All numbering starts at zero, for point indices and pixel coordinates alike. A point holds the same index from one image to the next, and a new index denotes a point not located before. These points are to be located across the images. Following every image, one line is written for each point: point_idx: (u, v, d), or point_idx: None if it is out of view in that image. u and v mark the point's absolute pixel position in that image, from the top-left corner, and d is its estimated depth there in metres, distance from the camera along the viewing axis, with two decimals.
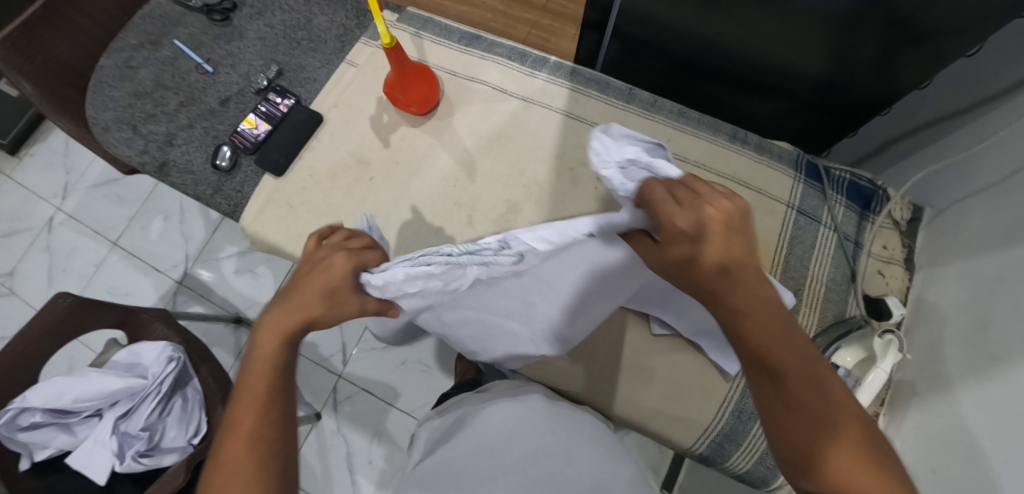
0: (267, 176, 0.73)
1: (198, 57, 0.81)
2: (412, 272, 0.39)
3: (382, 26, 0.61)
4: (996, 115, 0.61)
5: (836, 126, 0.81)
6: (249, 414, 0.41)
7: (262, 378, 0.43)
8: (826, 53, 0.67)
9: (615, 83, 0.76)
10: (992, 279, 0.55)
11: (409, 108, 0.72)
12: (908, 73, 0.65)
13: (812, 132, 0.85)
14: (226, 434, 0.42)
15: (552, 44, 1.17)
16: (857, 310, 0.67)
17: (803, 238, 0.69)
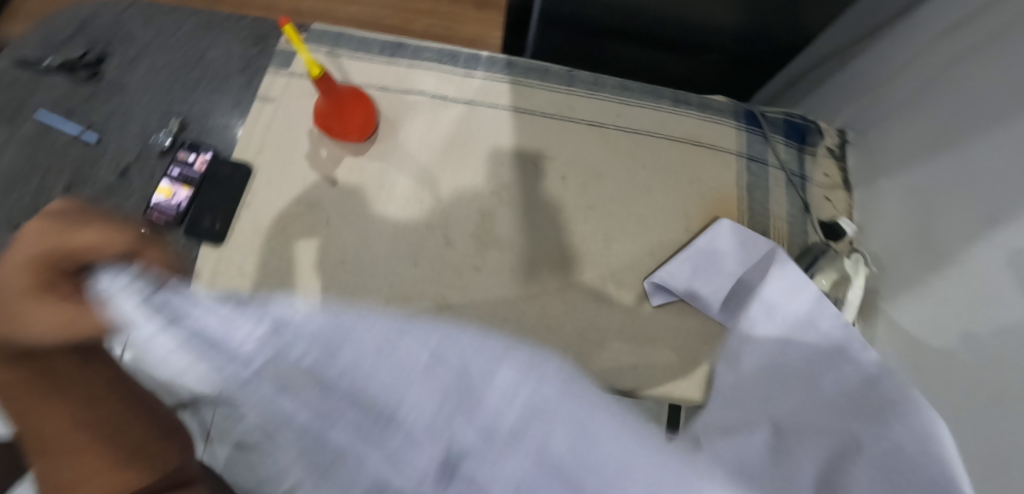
0: (206, 248, 0.64)
1: (73, 126, 0.68)
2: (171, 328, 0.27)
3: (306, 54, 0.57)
4: (896, 38, 0.68)
5: (756, 70, 0.86)
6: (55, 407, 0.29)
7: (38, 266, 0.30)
8: (745, 7, 0.70)
9: (554, 68, 0.74)
10: (924, 185, 0.62)
11: (349, 136, 0.67)
12: (814, 12, 0.71)
13: (735, 80, 0.90)
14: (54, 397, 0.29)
15: (452, 31, 1.30)
16: (817, 237, 0.72)
17: (759, 183, 0.74)
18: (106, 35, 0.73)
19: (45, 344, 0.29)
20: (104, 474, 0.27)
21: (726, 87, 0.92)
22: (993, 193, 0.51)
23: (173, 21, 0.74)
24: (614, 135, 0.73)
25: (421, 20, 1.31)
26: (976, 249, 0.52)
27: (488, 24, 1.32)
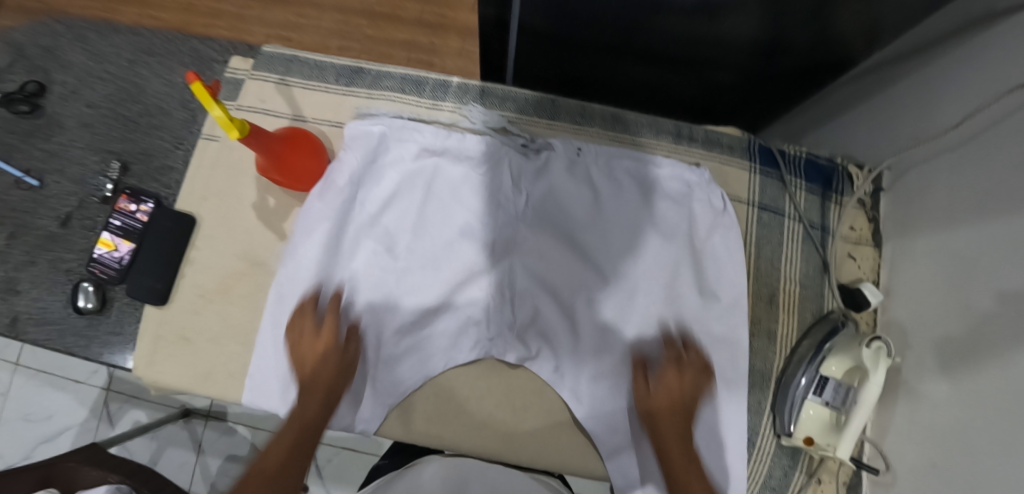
0: (149, 308, 0.59)
1: (13, 168, 0.64)
2: (405, 144, 0.60)
3: (219, 111, 0.46)
4: (945, 68, 0.54)
5: (780, 90, 0.73)
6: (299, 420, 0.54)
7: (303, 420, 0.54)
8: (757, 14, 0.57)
9: (534, 96, 0.64)
10: (960, 254, 0.51)
11: (296, 187, 0.59)
12: (843, 27, 0.58)
13: (756, 99, 0.75)
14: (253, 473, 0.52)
15: (448, 18, 1.18)
16: (835, 304, 0.62)
17: (769, 238, 0.63)
18: (44, 63, 0.68)
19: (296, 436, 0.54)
20: None
21: (744, 106, 0.78)
22: None
23: (111, 43, 0.68)
24: None
25: (414, 5, 1.18)
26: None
27: None
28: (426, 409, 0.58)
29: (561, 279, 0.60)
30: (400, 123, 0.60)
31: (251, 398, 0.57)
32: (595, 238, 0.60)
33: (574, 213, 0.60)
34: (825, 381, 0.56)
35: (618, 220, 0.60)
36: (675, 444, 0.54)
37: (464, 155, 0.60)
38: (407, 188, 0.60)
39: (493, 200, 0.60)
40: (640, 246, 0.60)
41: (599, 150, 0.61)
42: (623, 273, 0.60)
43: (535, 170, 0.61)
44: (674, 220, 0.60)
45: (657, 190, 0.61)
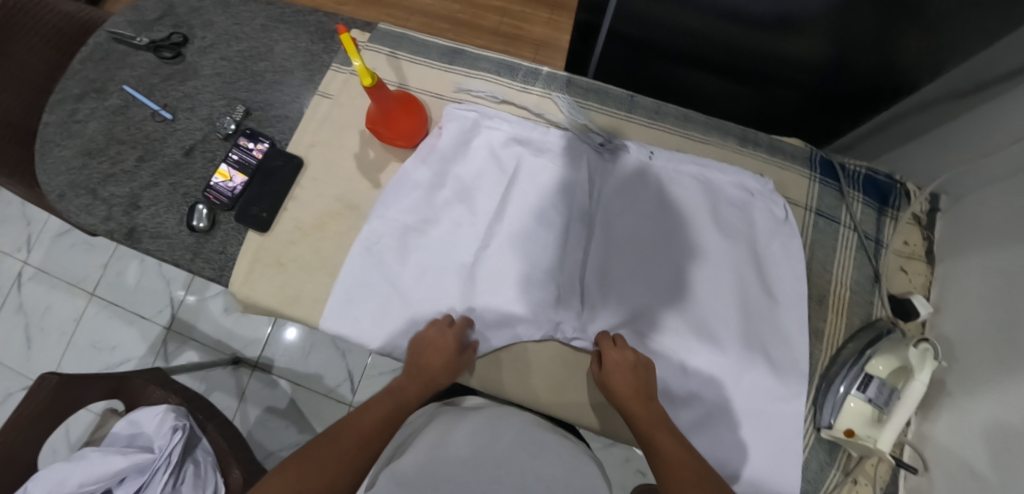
0: (251, 234, 0.67)
1: (152, 103, 0.74)
2: (495, 129, 0.66)
3: (359, 61, 0.55)
4: (1010, 100, 0.57)
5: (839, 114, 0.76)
6: (335, 457, 0.49)
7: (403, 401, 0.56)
8: (824, 31, 0.62)
9: (615, 91, 0.70)
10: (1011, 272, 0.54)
11: (395, 143, 0.67)
12: (906, 50, 0.61)
13: (818, 120, 0.79)
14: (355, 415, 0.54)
15: (524, 30, 1.27)
16: (883, 312, 0.65)
17: (824, 242, 0.66)
18: (189, 19, 0.78)
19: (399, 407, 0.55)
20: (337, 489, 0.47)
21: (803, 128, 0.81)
22: None
23: (248, 10, 0.78)
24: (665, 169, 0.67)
25: (494, 16, 1.28)
26: None
27: (560, 27, 1.28)
28: (484, 363, 0.63)
29: (621, 269, 0.62)
30: (493, 112, 0.67)
31: (327, 323, 0.63)
32: (660, 233, 0.63)
33: (644, 208, 0.64)
34: (869, 379, 0.59)
35: (686, 219, 0.64)
36: (662, 435, 0.52)
37: (548, 146, 0.66)
38: (493, 169, 0.66)
39: (569, 191, 0.65)
40: (706, 250, 0.63)
41: (671, 155, 0.66)
42: (687, 273, 0.62)
43: (607, 170, 0.66)
44: (741, 228, 0.64)
45: (721, 196, 0.65)
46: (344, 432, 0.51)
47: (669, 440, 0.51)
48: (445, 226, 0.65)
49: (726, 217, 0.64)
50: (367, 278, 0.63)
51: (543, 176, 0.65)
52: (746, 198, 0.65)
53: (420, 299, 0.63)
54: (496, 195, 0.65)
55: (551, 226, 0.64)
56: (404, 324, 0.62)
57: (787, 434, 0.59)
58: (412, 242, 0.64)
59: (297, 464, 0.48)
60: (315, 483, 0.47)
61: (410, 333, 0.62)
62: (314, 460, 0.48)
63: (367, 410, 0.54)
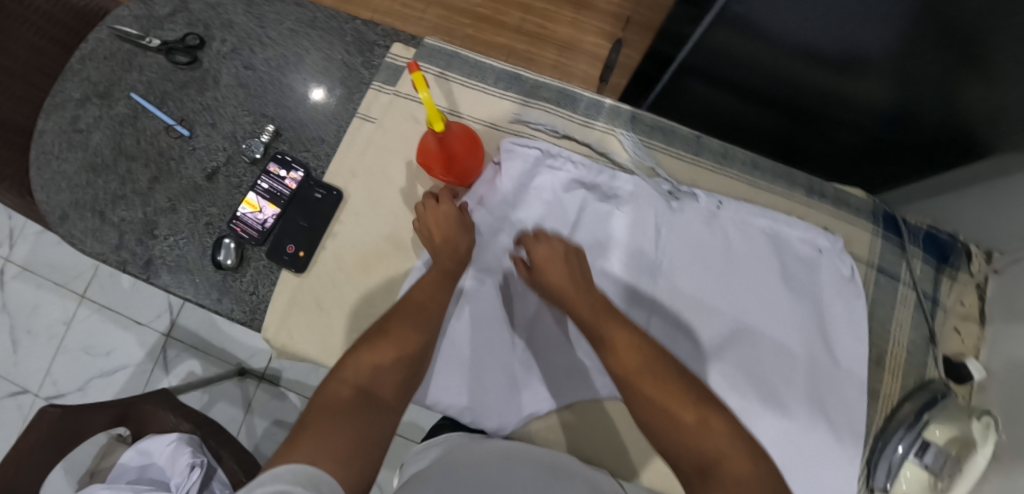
0: (287, 273, 0.61)
1: (166, 116, 0.66)
2: (559, 173, 0.63)
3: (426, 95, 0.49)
4: None
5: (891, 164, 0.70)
6: (397, 350, 0.51)
7: (419, 330, 0.53)
8: (886, 79, 0.56)
9: (682, 130, 0.66)
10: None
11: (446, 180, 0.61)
12: (972, 113, 0.54)
13: (869, 164, 0.73)
14: (373, 341, 0.51)
15: (549, 29, 1.19)
16: (936, 372, 0.65)
17: (883, 300, 0.66)
18: (206, 18, 0.69)
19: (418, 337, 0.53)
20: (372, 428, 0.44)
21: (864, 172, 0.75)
22: None
23: (274, 12, 0.70)
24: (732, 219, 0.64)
25: (518, 12, 1.19)
26: None
27: (586, 28, 1.19)
28: (539, 424, 0.59)
29: (687, 328, 0.60)
30: (557, 151, 0.63)
31: None
32: (727, 290, 0.62)
33: (713, 264, 0.62)
34: (926, 446, 0.58)
35: (753, 277, 0.62)
36: (646, 371, 0.47)
37: (614, 192, 0.63)
38: (556, 216, 0.62)
39: (636, 241, 0.62)
40: (774, 311, 0.61)
41: (739, 206, 0.63)
42: (752, 334, 0.61)
43: (674, 221, 0.63)
44: (807, 289, 0.62)
45: (789, 251, 0.63)
46: (395, 328, 0.52)
47: (624, 335, 0.50)
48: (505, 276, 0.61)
49: (794, 274, 0.63)
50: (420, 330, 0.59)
51: (607, 226, 0.62)
52: (813, 257, 0.63)
53: (476, 353, 0.59)
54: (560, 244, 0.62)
55: (618, 280, 0.61)
56: (460, 380, 0.59)
57: None
58: (470, 291, 0.61)
59: (371, 352, 0.50)
60: (393, 370, 0.49)
61: (466, 391, 0.58)
62: (385, 351, 0.50)
63: (383, 338, 0.51)
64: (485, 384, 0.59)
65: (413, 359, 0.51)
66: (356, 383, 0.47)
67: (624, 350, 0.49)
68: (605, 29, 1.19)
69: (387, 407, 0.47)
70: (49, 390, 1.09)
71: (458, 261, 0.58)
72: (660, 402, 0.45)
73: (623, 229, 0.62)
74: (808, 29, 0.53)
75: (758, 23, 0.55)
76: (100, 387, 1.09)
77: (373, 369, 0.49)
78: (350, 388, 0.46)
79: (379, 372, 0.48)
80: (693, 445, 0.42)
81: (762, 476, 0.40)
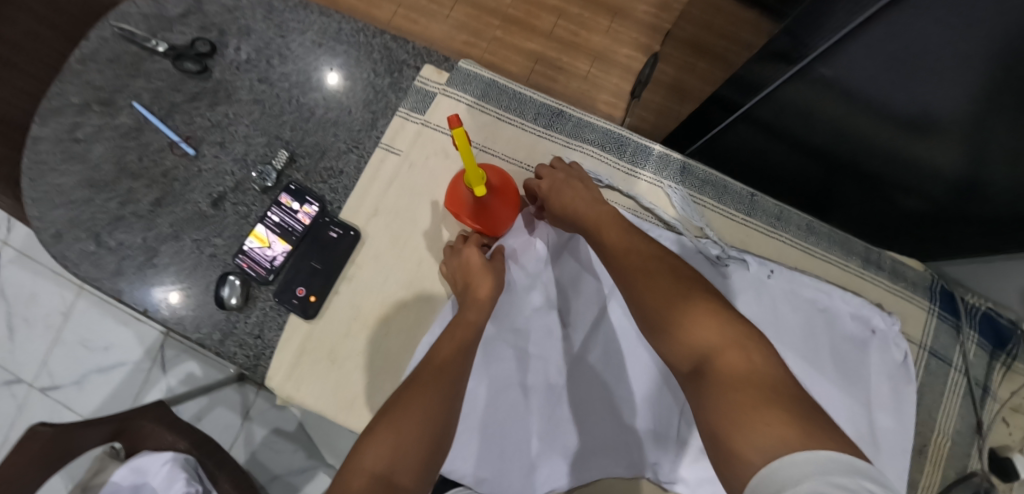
0: (296, 318, 0.56)
1: (171, 131, 0.60)
2: None
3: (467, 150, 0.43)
4: None
5: (949, 239, 0.63)
6: (420, 421, 0.43)
7: (442, 397, 0.45)
8: (960, 143, 0.48)
9: (736, 186, 0.60)
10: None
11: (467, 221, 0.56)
12: None
13: (923, 236, 0.65)
14: (390, 416, 0.43)
15: (582, 37, 1.11)
16: (980, 464, 0.60)
17: (932, 385, 0.61)
18: (220, 22, 0.62)
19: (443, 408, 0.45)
20: None
21: (925, 244, 0.66)
22: None
23: (295, 20, 0.63)
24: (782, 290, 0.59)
25: (551, 17, 1.12)
26: None
27: (623, 39, 1.11)
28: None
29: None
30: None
31: None
32: None
33: None
34: None
35: (799, 355, 0.58)
36: (671, 296, 0.42)
37: None
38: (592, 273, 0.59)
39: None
40: (817, 393, 0.58)
41: (791, 276, 0.59)
42: None
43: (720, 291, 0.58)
44: (853, 372, 0.59)
45: (838, 328, 0.59)
46: (414, 395, 0.45)
47: (615, 235, 0.50)
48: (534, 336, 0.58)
49: (842, 353, 0.59)
50: None
51: None
52: (864, 339, 0.59)
53: (495, 421, 0.55)
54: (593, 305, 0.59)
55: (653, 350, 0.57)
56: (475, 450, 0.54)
57: None
58: (494, 355, 0.57)
59: (389, 429, 0.42)
60: (415, 448, 0.41)
61: (482, 463, 0.54)
62: (405, 429, 0.42)
63: (401, 411, 0.43)
64: (503, 455, 0.54)
65: (433, 431, 0.43)
66: (373, 470, 0.39)
67: (648, 280, 0.44)
68: (640, 40, 1.11)
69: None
70: (41, 382, 1.05)
71: (484, 314, 0.53)
72: (687, 334, 0.40)
73: None
74: (882, 81, 0.45)
75: (839, 79, 0.47)
76: (94, 383, 1.05)
77: (387, 445, 0.41)
78: (366, 477, 0.39)
79: (400, 453, 0.40)
80: (675, 350, 0.40)
81: (768, 368, 0.36)
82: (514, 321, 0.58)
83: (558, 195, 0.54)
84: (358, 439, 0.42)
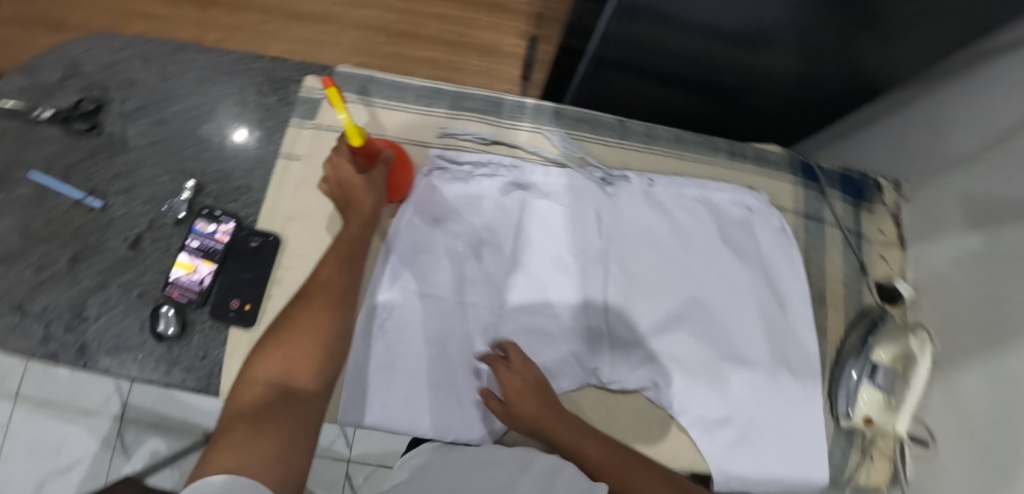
0: (236, 330, 0.58)
1: (75, 190, 0.62)
2: (494, 181, 0.63)
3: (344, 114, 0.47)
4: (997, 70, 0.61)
5: (811, 119, 0.78)
6: (308, 335, 0.49)
7: (332, 300, 0.52)
8: (784, 44, 0.61)
9: (605, 118, 0.68)
10: (988, 271, 0.62)
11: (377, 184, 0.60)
12: (864, 50, 0.61)
13: (790, 125, 0.80)
14: (285, 327, 0.50)
15: (468, 36, 1.20)
16: (871, 299, 0.70)
17: (815, 244, 0.71)
18: (102, 79, 0.65)
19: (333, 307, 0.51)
20: (287, 428, 0.43)
21: (783, 128, 0.81)
22: None
23: (177, 62, 0.67)
24: (668, 193, 0.66)
25: (434, 24, 1.20)
26: None
27: (505, 31, 1.21)
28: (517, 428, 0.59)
29: (646, 307, 0.63)
30: (488, 159, 0.64)
31: (348, 418, 0.57)
32: (679, 264, 0.64)
33: (659, 240, 0.65)
34: (876, 367, 0.63)
35: (698, 245, 0.65)
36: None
37: (550, 188, 0.64)
38: (499, 223, 0.63)
39: (581, 231, 0.64)
40: (721, 275, 0.65)
41: (670, 181, 0.67)
42: (705, 300, 0.64)
43: (613, 207, 0.65)
44: (747, 249, 0.66)
45: (723, 215, 0.67)
46: (298, 316, 0.50)
47: (567, 434, 0.54)
48: (457, 295, 0.61)
49: (732, 236, 0.66)
50: (375, 366, 0.58)
51: (551, 223, 0.64)
52: (747, 219, 0.67)
53: (445, 373, 0.59)
54: (505, 250, 0.63)
55: (571, 273, 0.63)
56: (438, 402, 0.58)
57: (812, 434, 0.64)
58: (428, 317, 0.60)
59: (279, 345, 0.48)
60: (309, 352, 0.48)
61: (444, 411, 0.58)
62: (297, 339, 0.48)
63: (293, 321, 0.49)
64: (459, 401, 0.59)
65: (328, 332, 0.50)
66: (268, 379, 0.47)
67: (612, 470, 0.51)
68: (521, 28, 1.21)
69: (311, 396, 0.46)
70: None
71: (367, 228, 0.57)
72: None
73: (566, 223, 0.64)
74: (705, 10, 0.56)
75: (656, 8, 0.56)
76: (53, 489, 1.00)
77: (281, 353, 0.48)
78: (263, 387, 0.46)
79: (291, 362, 0.47)
80: None
81: None
82: (436, 283, 0.61)
83: (521, 405, 0.55)
84: (252, 354, 0.49)
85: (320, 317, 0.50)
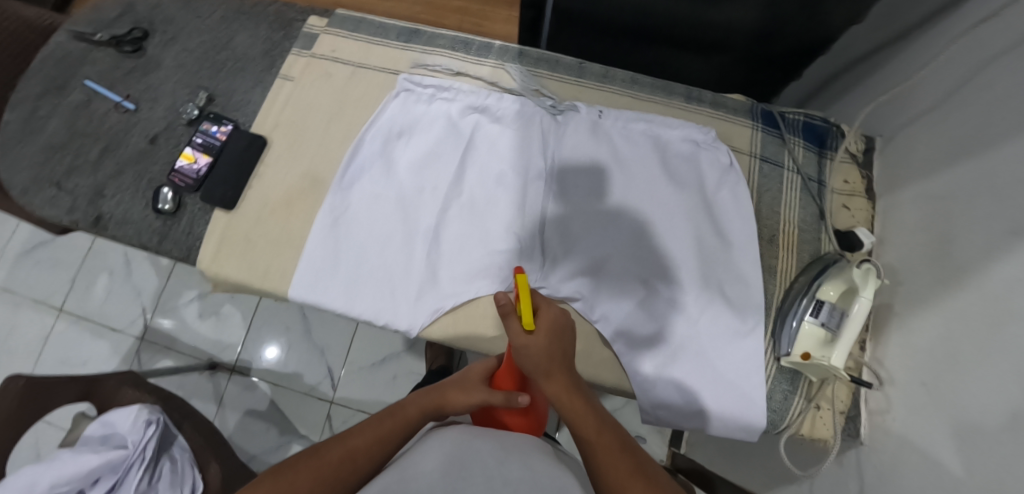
0: (218, 212, 0.67)
1: (115, 95, 0.75)
2: (452, 101, 0.70)
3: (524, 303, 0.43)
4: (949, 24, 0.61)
5: (781, 71, 0.80)
6: (367, 443, 0.46)
7: (358, 448, 0.45)
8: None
9: (564, 59, 0.74)
10: (944, 210, 0.58)
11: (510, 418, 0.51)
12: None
13: (761, 78, 0.82)
14: (312, 453, 0.45)
15: (485, 27, 1.32)
16: (830, 246, 0.69)
17: (770, 186, 0.71)
18: (149, 16, 0.80)
19: (358, 452, 0.45)
20: None
21: (756, 80, 0.83)
22: (1009, 203, 0.49)
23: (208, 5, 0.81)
24: (617, 125, 0.70)
25: (455, 15, 1.32)
26: (997, 266, 0.49)
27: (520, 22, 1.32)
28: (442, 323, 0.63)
29: (582, 226, 0.66)
30: (449, 85, 0.71)
31: (296, 293, 0.64)
32: (621, 185, 0.67)
33: (602, 163, 0.68)
34: (821, 305, 0.61)
35: (640, 171, 0.67)
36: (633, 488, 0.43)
37: (502, 113, 0.70)
38: (454, 139, 0.69)
39: (527, 150, 0.68)
40: (661, 200, 0.66)
41: (618, 115, 0.70)
42: (644, 222, 0.65)
43: (558, 130, 0.69)
44: (689, 178, 0.68)
45: (669, 147, 0.69)
46: (378, 420, 0.48)
47: (585, 413, 0.46)
48: (407, 199, 0.67)
49: (676, 167, 0.68)
50: (324, 253, 0.65)
51: (499, 141, 0.69)
52: (693, 150, 0.69)
53: (386, 265, 0.64)
54: (453, 162, 0.68)
55: (512, 188, 0.67)
56: (375, 290, 0.64)
57: (751, 369, 0.62)
58: (380, 214, 0.67)
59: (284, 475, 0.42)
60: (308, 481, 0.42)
61: (381, 296, 0.63)
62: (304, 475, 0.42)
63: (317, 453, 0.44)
64: (393, 289, 0.64)
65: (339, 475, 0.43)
66: None
67: (606, 452, 0.45)
68: None
69: None
70: None
71: (425, 414, 0.50)
72: None
73: (512, 142, 0.69)
74: None
75: None
76: None
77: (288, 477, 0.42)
78: None
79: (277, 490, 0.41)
80: None
81: None
82: (391, 187, 0.68)
83: (548, 338, 0.45)
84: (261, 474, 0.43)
85: (342, 459, 0.44)
